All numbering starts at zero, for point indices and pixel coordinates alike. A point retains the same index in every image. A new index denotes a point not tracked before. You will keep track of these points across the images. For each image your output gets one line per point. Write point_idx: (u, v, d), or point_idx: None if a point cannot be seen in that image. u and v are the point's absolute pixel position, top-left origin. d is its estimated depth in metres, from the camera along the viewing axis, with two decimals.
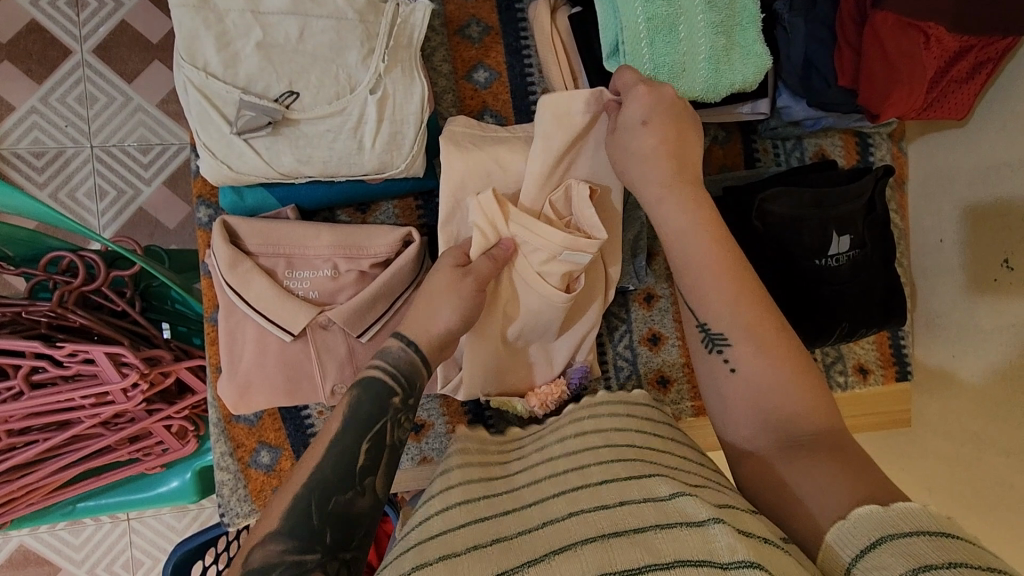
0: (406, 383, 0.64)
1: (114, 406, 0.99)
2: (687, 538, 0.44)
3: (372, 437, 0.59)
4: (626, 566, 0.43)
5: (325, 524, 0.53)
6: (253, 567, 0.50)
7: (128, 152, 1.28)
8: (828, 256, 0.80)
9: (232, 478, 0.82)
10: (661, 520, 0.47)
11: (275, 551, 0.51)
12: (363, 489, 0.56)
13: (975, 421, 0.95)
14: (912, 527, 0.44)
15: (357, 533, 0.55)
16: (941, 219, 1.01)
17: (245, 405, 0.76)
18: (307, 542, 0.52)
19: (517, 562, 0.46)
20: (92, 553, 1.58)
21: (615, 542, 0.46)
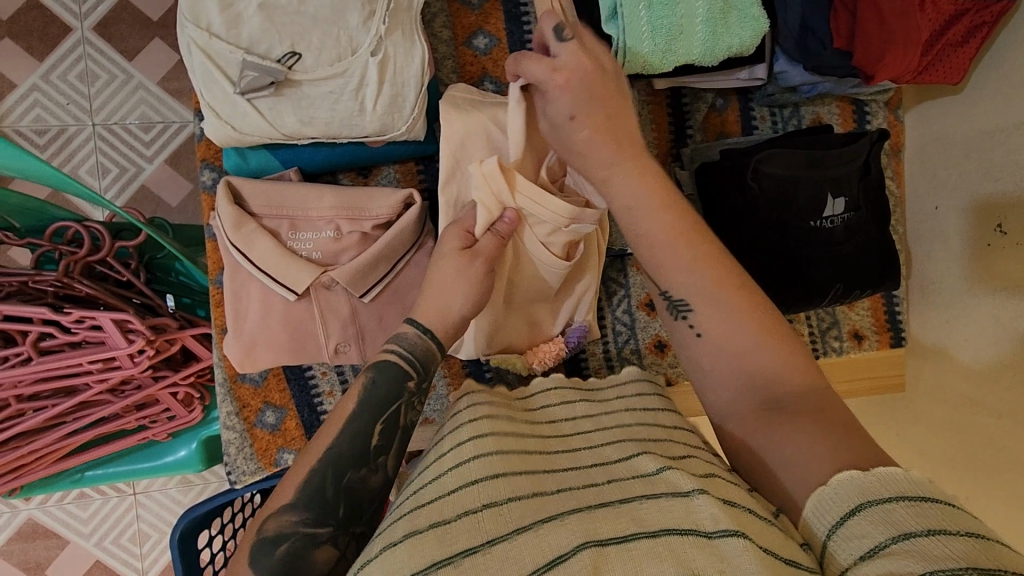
0: (422, 369, 0.67)
1: (120, 372, 1.01)
2: (672, 508, 0.47)
3: (387, 419, 0.63)
4: (614, 534, 0.45)
5: (340, 499, 0.57)
6: (268, 534, 0.54)
7: (129, 129, 1.29)
8: (823, 218, 0.81)
9: (238, 438, 0.84)
10: (647, 491, 0.49)
11: (289, 521, 0.55)
12: (376, 467, 0.61)
13: (966, 383, 0.97)
14: (893, 493, 0.44)
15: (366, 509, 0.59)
16: (936, 186, 1.02)
17: (250, 363, 0.78)
18: (320, 515, 0.56)
19: (503, 530, 0.47)
20: (101, 524, 1.61)
21: (602, 514, 0.47)
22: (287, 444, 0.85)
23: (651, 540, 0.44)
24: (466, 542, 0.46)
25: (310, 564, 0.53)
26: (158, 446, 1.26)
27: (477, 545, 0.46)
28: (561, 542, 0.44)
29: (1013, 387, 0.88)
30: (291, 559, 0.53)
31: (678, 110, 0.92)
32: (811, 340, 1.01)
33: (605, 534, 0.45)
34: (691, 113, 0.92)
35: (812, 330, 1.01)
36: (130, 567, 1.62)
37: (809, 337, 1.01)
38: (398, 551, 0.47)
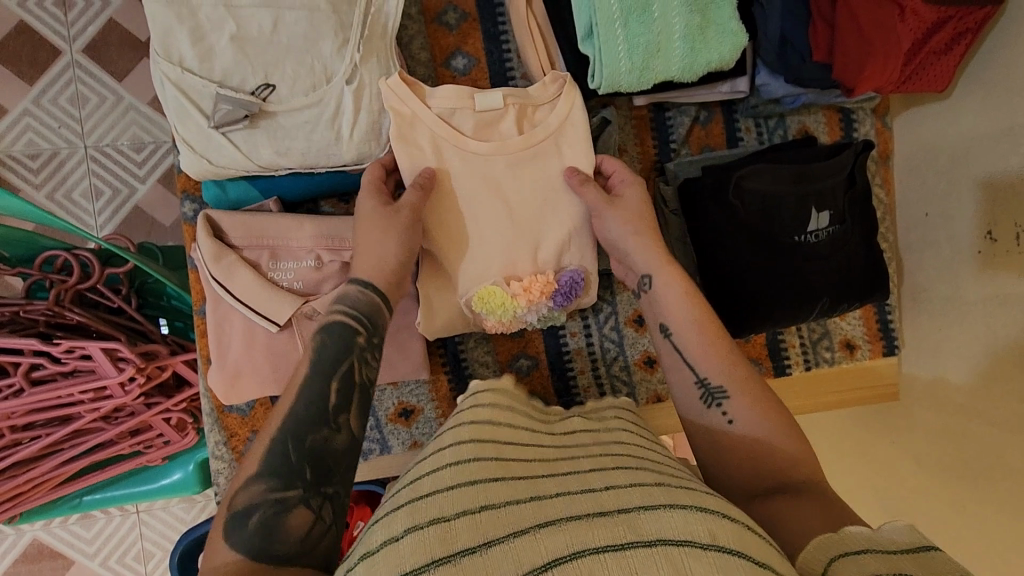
0: (369, 323, 0.69)
1: (112, 401, 1.01)
2: (670, 519, 0.45)
3: (340, 377, 0.63)
4: (609, 542, 0.43)
5: (305, 463, 0.56)
6: (240, 507, 0.54)
7: (121, 151, 1.30)
8: (808, 232, 0.80)
9: (226, 467, 0.83)
10: (645, 503, 0.48)
11: (258, 490, 0.55)
12: (338, 426, 0.60)
13: (962, 391, 0.95)
14: (892, 545, 0.45)
15: (336, 467, 0.58)
16: (925, 191, 1.01)
17: (234, 394, 0.77)
18: (286, 479, 0.55)
19: (501, 533, 0.46)
20: (104, 545, 1.61)
21: (600, 521, 0.45)
22: None
23: (648, 549, 0.42)
24: (468, 540, 0.45)
25: (284, 531, 0.52)
26: (154, 469, 1.26)
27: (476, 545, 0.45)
28: (557, 546, 0.43)
29: (1008, 395, 0.87)
30: (266, 526, 0.52)
31: (660, 124, 0.91)
32: (803, 351, 1.00)
33: (602, 542, 0.43)
34: (674, 127, 0.92)
35: (803, 341, 1.00)
36: None
37: (801, 348, 1.00)
38: (403, 546, 0.46)
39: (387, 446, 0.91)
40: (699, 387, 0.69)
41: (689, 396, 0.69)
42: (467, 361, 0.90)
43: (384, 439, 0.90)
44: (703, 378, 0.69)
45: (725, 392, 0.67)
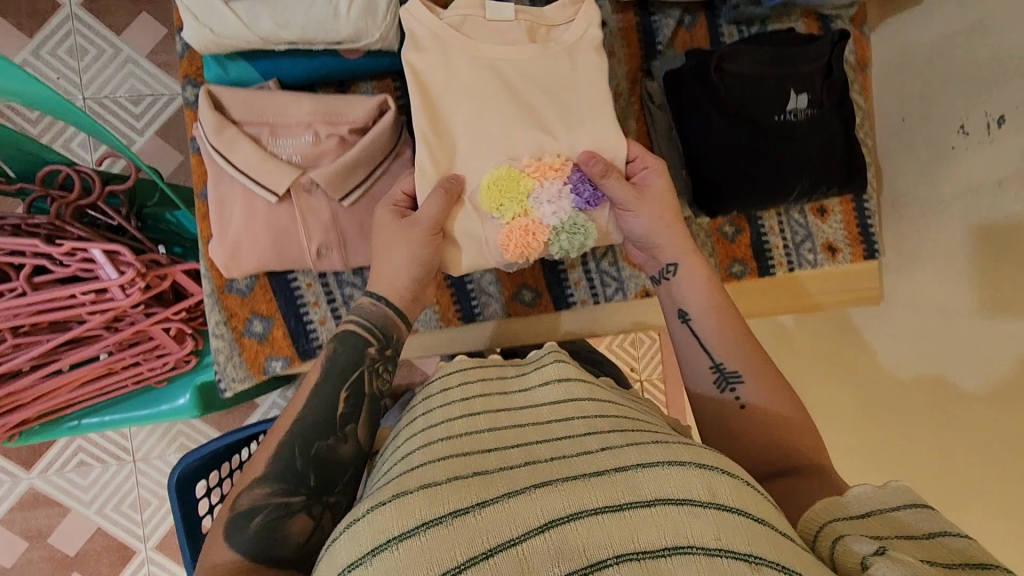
0: (381, 336, 0.77)
1: (112, 304, 1.02)
2: (668, 478, 0.46)
3: (350, 386, 0.73)
4: (606, 504, 0.45)
5: (311, 469, 0.66)
6: (242, 508, 0.63)
7: (119, 103, 1.31)
8: (787, 112, 0.83)
9: (227, 346, 0.85)
10: (645, 460, 0.49)
11: (261, 493, 0.64)
12: (343, 436, 0.70)
13: (941, 285, 0.99)
14: (902, 502, 0.51)
15: (340, 478, 0.67)
16: (902, 98, 1.05)
17: (236, 267, 0.80)
18: (292, 486, 0.65)
19: (493, 493, 0.47)
20: (102, 491, 1.63)
21: (594, 482, 0.47)
22: (276, 353, 0.88)
23: (647, 509, 0.44)
24: (458, 502, 0.46)
25: (287, 530, 0.62)
26: (153, 393, 1.27)
27: (468, 506, 0.46)
28: (552, 507, 0.45)
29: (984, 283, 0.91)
30: (268, 526, 0.62)
31: (646, 26, 0.95)
32: (786, 252, 1.04)
33: (598, 502, 0.45)
34: (659, 29, 0.95)
35: (786, 243, 1.04)
36: (133, 534, 1.64)
37: (784, 249, 1.03)
38: (388, 509, 0.47)
39: None
40: (715, 371, 0.73)
41: (704, 377, 0.74)
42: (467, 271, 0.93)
43: None
44: (718, 363, 0.73)
45: (739, 376, 0.72)
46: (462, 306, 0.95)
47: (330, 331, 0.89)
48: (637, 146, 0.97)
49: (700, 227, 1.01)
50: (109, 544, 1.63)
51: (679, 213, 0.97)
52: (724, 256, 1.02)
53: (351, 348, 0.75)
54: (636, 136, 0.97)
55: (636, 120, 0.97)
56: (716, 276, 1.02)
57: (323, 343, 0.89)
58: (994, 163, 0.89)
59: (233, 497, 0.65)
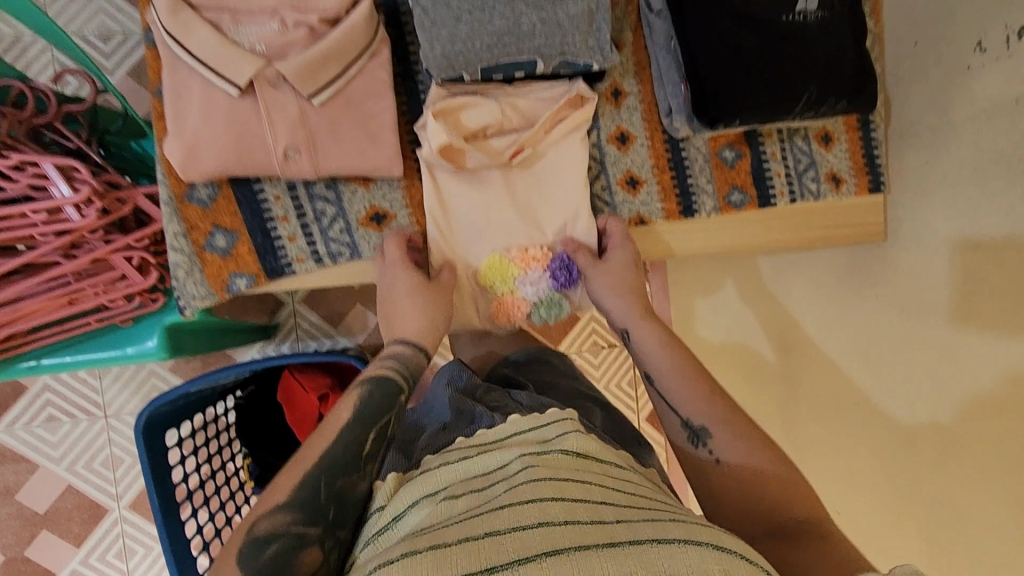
0: (410, 384, 0.77)
1: (68, 225, 0.95)
2: (683, 555, 0.48)
3: (377, 429, 0.70)
4: (618, 574, 0.46)
5: (332, 502, 0.63)
6: (260, 534, 0.59)
7: (87, 40, 1.22)
8: (795, 13, 0.79)
9: (186, 261, 0.78)
10: (657, 536, 0.50)
11: (281, 521, 0.60)
12: (365, 474, 0.66)
13: (949, 218, 0.94)
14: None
15: (348, 522, 0.64)
16: (915, 21, 0.99)
17: (193, 170, 0.73)
18: (311, 515, 0.61)
19: (507, 558, 0.48)
20: (71, 448, 1.56)
21: (607, 553, 0.48)
22: (240, 270, 0.81)
23: None
24: (472, 565, 0.48)
25: (298, 564, 0.58)
26: (119, 334, 1.20)
27: (479, 570, 0.47)
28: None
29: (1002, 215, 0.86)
30: (280, 558, 0.58)
31: None
32: (788, 181, 0.98)
33: (608, 573, 0.46)
34: None
35: (789, 171, 0.98)
36: (105, 492, 1.58)
37: (786, 178, 0.98)
38: (405, 570, 0.48)
39: (357, 251, 0.84)
40: (686, 429, 0.76)
41: (679, 436, 0.77)
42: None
43: (354, 242, 0.84)
44: (686, 420, 0.76)
45: (709, 434, 0.74)
46: None
47: (299, 249, 0.82)
48: (634, 60, 0.91)
49: (698, 151, 0.94)
50: (80, 503, 1.57)
51: (675, 133, 0.91)
52: (723, 183, 0.96)
53: (383, 393, 0.73)
54: (632, 50, 0.91)
55: (633, 32, 0.90)
56: (714, 205, 0.96)
57: (292, 261, 0.82)
58: (1011, 80, 0.83)
59: (250, 520, 0.60)
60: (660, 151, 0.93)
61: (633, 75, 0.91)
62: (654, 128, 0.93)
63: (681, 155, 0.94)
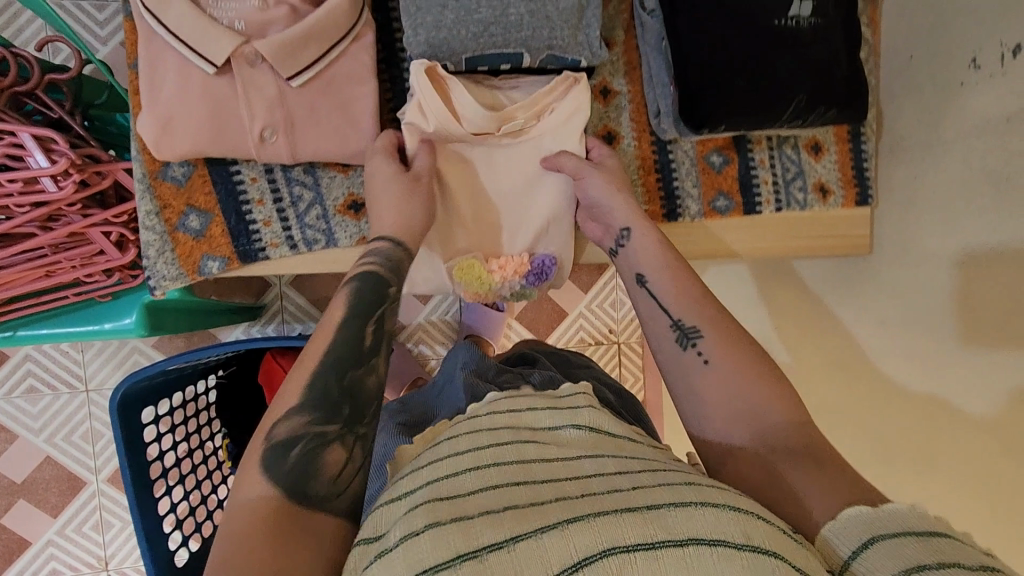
0: (394, 271, 0.72)
1: (43, 196, 0.93)
2: (702, 517, 0.46)
3: (376, 321, 0.67)
4: (638, 540, 0.44)
5: (344, 398, 0.60)
6: (279, 439, 0.56)
7: (81, 9, 1.20)
8: (788, 17, 0.77)
9: (159, 240, 0.77)
10: (678, 499, 0.48)
11: (300, 423, 0.57)
12: (371, 366, 0.63)
13: (938, 234, 0.94)
14: (906, 528, 0.46)
15: (368, 411, 0.61)
16: (912, 33, 0.97)
17: (165, 146, 0.72)
18: (328, 414, 0.58)
19: (527, 527, 0.45)
20: (51, 420, 1.55)
21: (629, 518, 0.45)
22: (213, 251, 0.80)
23: (680, 549, 0.43)
24: (493, 535, 0.45)
25: (323, 463, 0.55)
26: (97, 309, 1.18)
27: (501, 541, 0.44)
28: (586, 544, 0.43)
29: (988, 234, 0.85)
30: (307, 457, 0.55)
31: None
32: (775, 189, 0.97)
33: (629, 539, 0.44)
34: None
35: (776, 179, 0.97)
36: (83, 465, 1.58)
37: (773, 186, 0.97)
38: (422, 541, 0.45)
39: (333, 238, 0.83)
40: (675, 330, 0.71)
41: (667, 341, 0.72)
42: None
43: (330, 228, 0.82)
44: (677, 321, 0.72)
45: (700, 333, 0.70)
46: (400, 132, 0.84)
47: (274, 234, 0.81)
48: (624, 57, 0.89)
49: (685, 154, 0.93)
50: (58, 475, 1.56)
51: (663, 135, 0.90)
52: (709, 187, 0.95)
53: (370, 291, 0.68)
54: (624, 47, 0.89)
55: (625, 29, 0.89)
56: (698, 209, 0.95)
57: (266, 246, 0.81)
58: (1005, 98, 0.82)
59: (268, 425, 0.58)
60: (647, 151, 0.92)
61: (623, 74, 0.90)
62: (642, 128, 0.91)
63: (667, 158, 0.93)
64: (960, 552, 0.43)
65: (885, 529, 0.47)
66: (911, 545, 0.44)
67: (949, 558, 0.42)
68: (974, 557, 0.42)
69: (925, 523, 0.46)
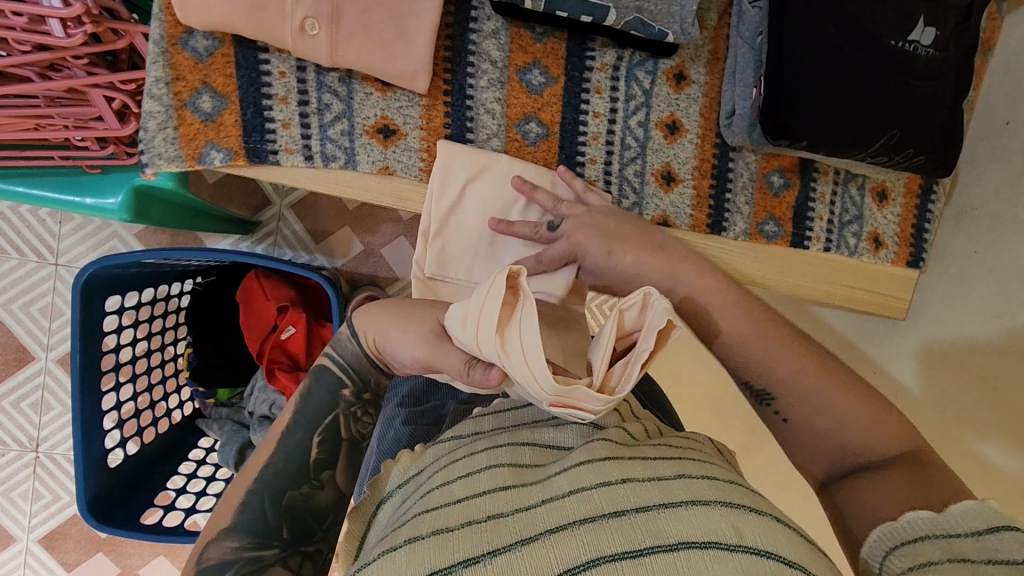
0: (358, 379, 0.74)
1: (47, 40, 0.84)
2: (691, 519, 0.46)
3: (324, 432, 0.70)
4: (626, 546, 0.44)
5: (282, 522, 0.64)
6: (210, 562, 0.61)
7: None
8: (907, 42, 0.68)
9: (162, 114, 0.69)
10: (666, 499, 0.48)
11: (230, 547, 0.61)
12: (320, 484, 0.67)
13: (983, 315, 0.89)
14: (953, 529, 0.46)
15: (318, 526, 0.65)
16: (1015, 98, 0.89)
17: (190, 7, 0.63)
18: (265, 540, 0.62)
19: (507, 540, 0.46)
20: (13, 286, 1.47)
21: (614, 523, 0.46)
22: (219, 141, 0.72)
23: (671, 554, 0.43)
24: (469, 551, 0.45)
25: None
26: (81, 179, 1.08)
27: (478, 554, 0.45)
28: (569, 555, 0.44)
29: None
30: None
31: None
32: (828, 228, 0.90)
33: (616, 547, 0.44)
34: None
35: (831, 217, 0.90)
36: (35, 340, 1.49)
37: (827, 223, 0.90)
38: (398, 557, 0.47)
39: (353, 160, 0.75)
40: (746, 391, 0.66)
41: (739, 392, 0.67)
42: (474, 51, 0.76)
43: (352, 147, 0.75)
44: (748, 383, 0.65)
45: (771, 394, 0.64)
46: (454, 67, 0.76)
47: (291, 138, 0.73)
48: (709, 46, 0.81)
49: (747, 166, 0.86)
50: (7, 343, 1.48)
51: (729, 140, 0.82)
52: (761, 209, 0.88)
53: (322, 388, 0.72)
54: (712, 34, 0.81)
55: (721, 12, 0.80)
56: (745, 228, 0.88)
57: (279, 150, 0.73)
58: None
59: (201, 546, 0.62)
60: (708, 152, 0.84)
61: (703, 63, 0.82)
62: (707, 127, 0.84)
63: (726, 166, 0.85)
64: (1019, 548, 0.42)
65: (935, 529, 0.47)
66: (960, 544, 0.44)
67: (1001, 555, 0.42)
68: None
69: (986, 518, 0.45)
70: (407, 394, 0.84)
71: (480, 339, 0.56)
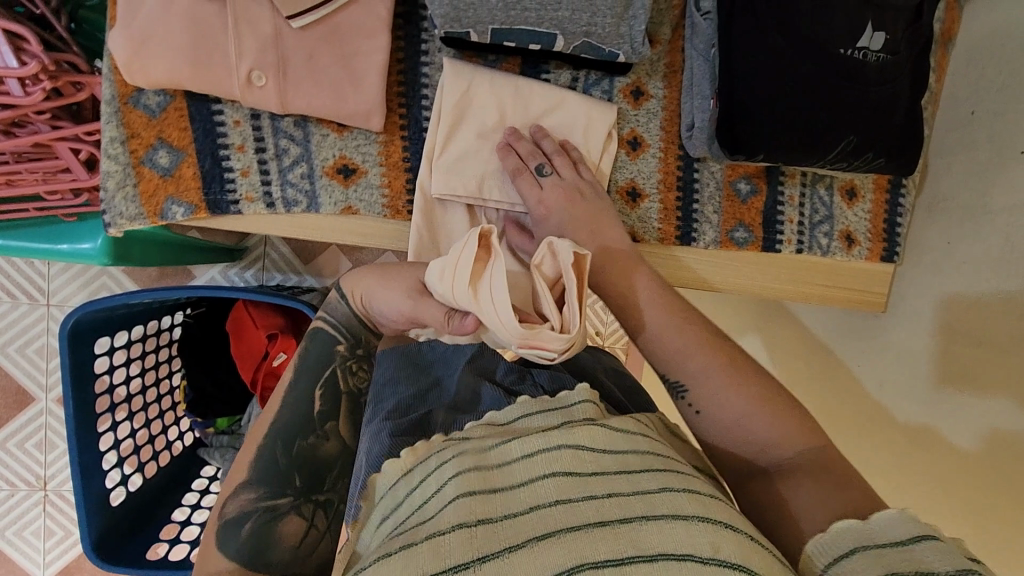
0: (351, 336, 0.76)
1: (7, 99, 0.84)
2: (671, 531, 0.45)
3: (325, 385, 0.72)
4: (607, 557, 0.43)
5: (291, 483, 0.66)
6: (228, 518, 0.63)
7: None
8: (856, 48, 0.68)
9: (120, 172, 0.70)
10: (648, 511, 0.47)
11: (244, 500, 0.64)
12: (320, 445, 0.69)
13: (957, 307, 0.89)
14: (885, 539, 0.46)
15: (324, 478, 0.68)
16: (977, 86, 0.89)
17: (136, 69, 0.64)
18: (274, 492, 0.65)
19: (495, 547, 0.44)
20: (7, 329, 1.48)
21: (597, 533, 0.44)
22: (179, 195, 0.72)
23: (648, 565, 0.43)
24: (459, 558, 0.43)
25: None
26: (59, 227, 1.09)
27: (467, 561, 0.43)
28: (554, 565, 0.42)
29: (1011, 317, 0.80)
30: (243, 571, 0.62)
31: None
32: (799, 229, 0.89)
33: (596, 556, 0.43)
34: None
35: (802, 219, 0.89)
36: (33, 381, 1.50)
37: (798, 225, 0.89)
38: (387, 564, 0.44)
39: (315, 202, 0.76)
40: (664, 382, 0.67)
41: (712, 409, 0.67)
42: (427, 84, 0.76)
43: (313, 190, 0.75)
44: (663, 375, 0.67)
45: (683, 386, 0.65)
46: (409, 102, 0.76)
47: (251, 186, 0.74)
48: (666, 59, 0.81)
49: (712, 176, 0.86)
50: (6, 387, 1.49)
51: (692, 152, 0.82)
52: (730, 216, 0.88)
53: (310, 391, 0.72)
54: (667, 48, 0.81)
55: (674, 25, 0.80)
56: (714, 237, 0.88)
57: (239, 199, 0.74)
58: None
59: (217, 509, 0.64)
60: (671, 165, 0.84)
61: (661, 76, 0.82)
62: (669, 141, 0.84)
63: (692, 176, 0.85)
64: (940, 559, 0.43)
65: (861, 539, 0.47)
66: (885, 555, 0.45)
67: (924, 567, 0.43)
68: (954, 563, 0.43)
69: (908, 526, 0.46)
70: (395, 407, 0.69)
71: (456, 292, 0.55)
